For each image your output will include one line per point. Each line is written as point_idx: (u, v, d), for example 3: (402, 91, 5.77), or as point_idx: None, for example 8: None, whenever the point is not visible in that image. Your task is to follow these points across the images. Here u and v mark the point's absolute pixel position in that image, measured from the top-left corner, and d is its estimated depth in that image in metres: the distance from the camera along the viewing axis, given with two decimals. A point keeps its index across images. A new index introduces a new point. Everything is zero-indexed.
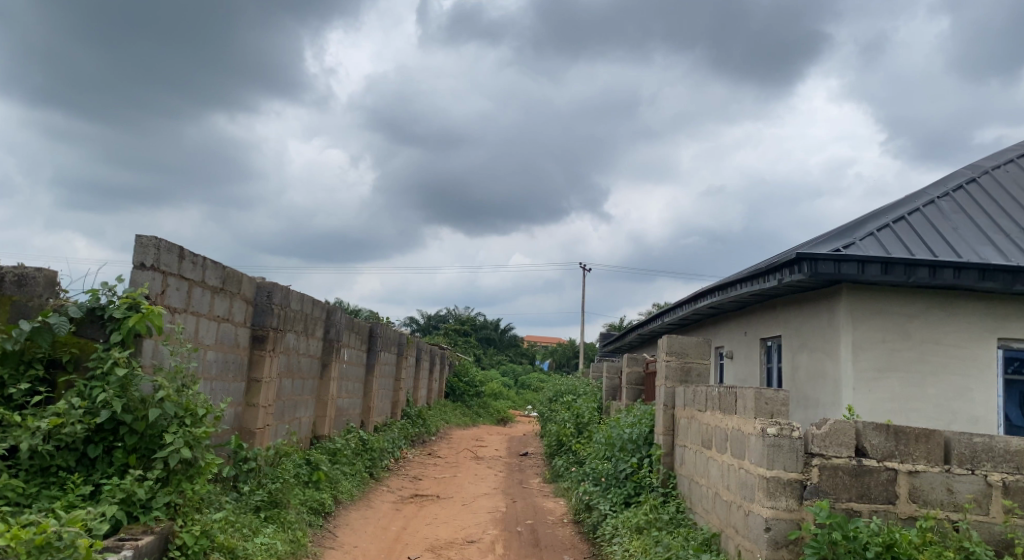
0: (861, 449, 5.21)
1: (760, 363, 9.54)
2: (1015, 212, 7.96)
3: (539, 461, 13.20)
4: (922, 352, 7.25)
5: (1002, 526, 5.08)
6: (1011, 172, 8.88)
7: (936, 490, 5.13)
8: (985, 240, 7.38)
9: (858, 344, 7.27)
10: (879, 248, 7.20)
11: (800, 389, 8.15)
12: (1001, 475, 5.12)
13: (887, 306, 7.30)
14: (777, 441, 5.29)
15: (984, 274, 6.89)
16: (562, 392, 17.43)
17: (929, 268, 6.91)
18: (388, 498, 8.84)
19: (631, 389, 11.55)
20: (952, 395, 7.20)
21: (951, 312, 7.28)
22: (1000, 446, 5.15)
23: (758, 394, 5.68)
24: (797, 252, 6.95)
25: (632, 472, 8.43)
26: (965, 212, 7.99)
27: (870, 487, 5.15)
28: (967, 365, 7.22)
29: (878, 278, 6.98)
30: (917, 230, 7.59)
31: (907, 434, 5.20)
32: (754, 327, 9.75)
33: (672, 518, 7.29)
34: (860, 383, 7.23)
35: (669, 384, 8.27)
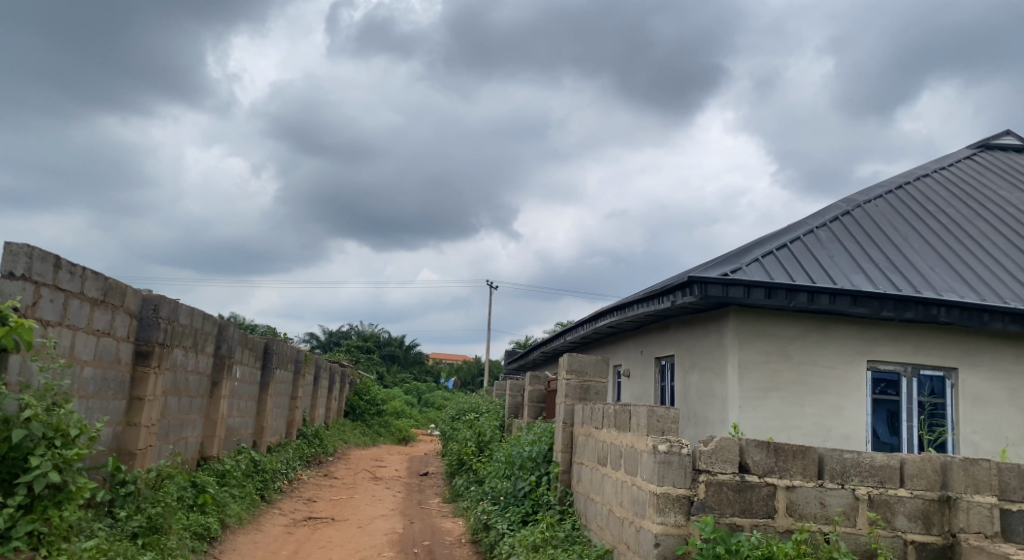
0: (744, 465, 5.41)
1: (655, 382, 9.80)
2: (884, 244, 8.49)
3: (439, 481, 13.09)
4: (802, 372, 7.60)
5: (867, 537, 5.36)
6: (881, 208, 9.47)
7: (810, 503, 5.38)
8: (858, 268, 7.84)
9: (743, 364, 7.56)
10: (763, 273, 7.54)
11: (691, 406, 8.42)
12: (867, 489, 5.41)
13: (770, 329, 7.64)
14: (667, 457, 5.43)
15: (855, 300, 7.32)
16: (464, 411, 17.38)
17: (808, 293, 7.29)
18: (280, 521, 8.60)
19: (532, 407, 11.64)
20: (828, 413, 7.58)
21: (827, 335, 7.67)
22: (868, 462, 5.44)
23: (650, 412, 5.83)
24: (688, 275, 7.22)
25: (530, 490, 8.48)
26: (840, 242, 8.46)
27: (751, 501, 5.36)
28: (840, 385, 7.62)
29: (762, 301, 7.31)
30: (798, 257, 7.99)
31: (785, 450, 5.43)
32: (650, 347, 10.00)
33: (567, 535, 7.37)
34: (746, 401, 7.53)
35: (568, 402, 8.37)
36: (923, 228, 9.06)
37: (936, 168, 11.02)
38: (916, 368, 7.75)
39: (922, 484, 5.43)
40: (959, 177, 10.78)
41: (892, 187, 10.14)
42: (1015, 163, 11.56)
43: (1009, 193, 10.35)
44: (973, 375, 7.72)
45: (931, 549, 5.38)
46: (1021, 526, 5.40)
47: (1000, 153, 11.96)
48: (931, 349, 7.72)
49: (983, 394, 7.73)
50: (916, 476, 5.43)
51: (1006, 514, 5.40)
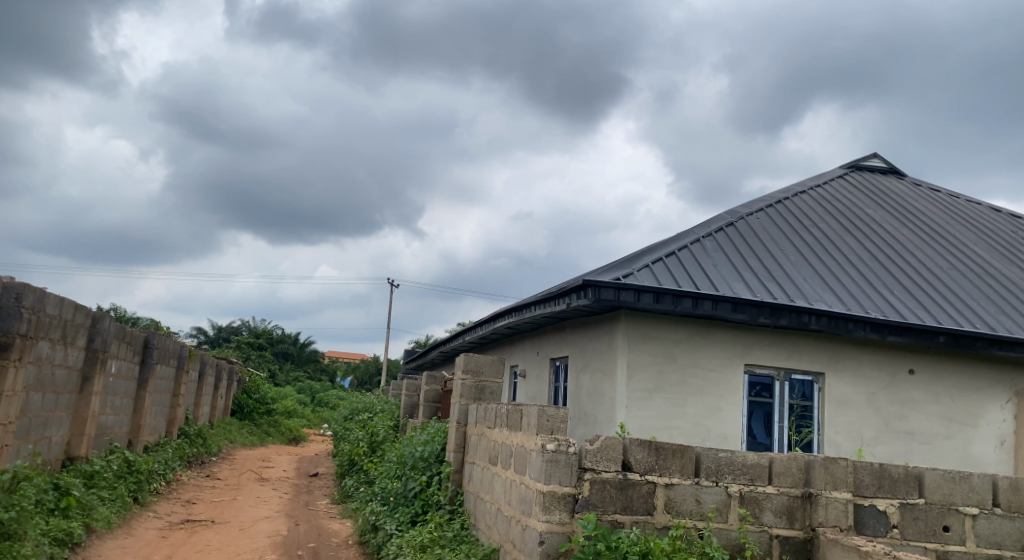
0: (627, 463, 5.51)
1: (549, 382, 9.87)
2: (764, 254, 8.85)
3: (329, 482, 12.81)
4: (686, 374, 7.82)
5: (737, 532, 5.55)
6: (762, 220, 9.88)
7: (686, 500, 5.53)
8: (739, 276, 8.14)
9: (632, 365, 7.72)
10: (653, 278, 7.73)
11: (581, 407, 8.54)
12: (738, 487, 5.60)
13: (658, 332, 7.83)
14: (555, 456, 5.44)
15: (736, 306, 7.61)
16: (357, 411, 17.09)
17: (693, 299, 7.52)
18: (154, 525, 8.23)
19: (427, 407, 11.53)
20: (708, 414, 7.82)
21: (709, 339, 7.93)
22: (740, 461, 5.63)
23: (540, 411, 5.84)
24: (582, 278, 7.32)
25: (420, 490, 8.38)
26: (724, 251, 8.77)
27: (632, 499, 5.46)
28: (720, 387, 7.89)
29: (651, 306, 7.48)
30: (685, 264, 8.23)
31: (666, 449, 5.55)
32: (545, 347, 10.08)
33: (455, 535, 7.33)
34: (633, 402, 7.69)
35: (462, 401, 8.31)
36: (799, 241, 9.50)
37: (812, 185, 11.59)
38: (788, 372, 8.11)
39: (788, 482, 5.68)
40: (832, 195, 11.38)
41: (773, 201, 10.59)
42: (882, 184, 12.30)
43: (875, 212, 10.99)
44: (838, 379, 8.12)
45: (793, 543, 5.62)
46: (872, 520, 5.72)
47: (869, 174, 12.70)
48: (802, 355, 8.09)
49: (846, 397, 8.13)
50: (782, 474, 5.67)
51: (860, 509, 5.70)
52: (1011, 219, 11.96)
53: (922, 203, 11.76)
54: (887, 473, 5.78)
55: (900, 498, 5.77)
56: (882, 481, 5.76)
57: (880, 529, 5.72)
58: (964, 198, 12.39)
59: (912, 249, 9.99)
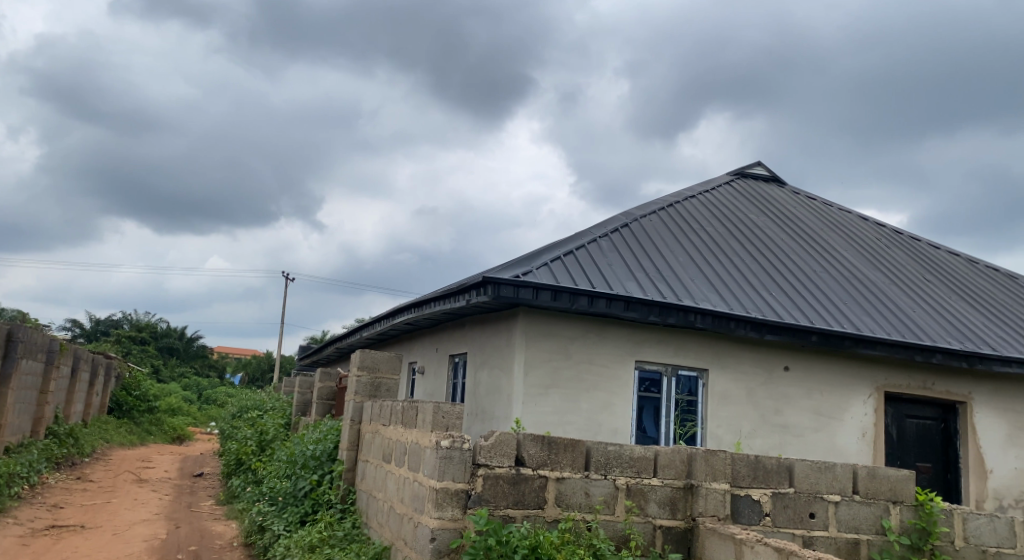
0: (520, 458, 5.53)
1: (447, 379, 9.80)
2: (656, 255, 9.09)
3: (214, 483, 12.35)
4: (580, 370, 7.95)
5: (623, 524, 5.67)
6: (655, 223, 10.15)
7: (576, 493, 5.60)
8: (632, 276, 8.33)
9: (528, 361, 7.78)
10: (550, 276, 7.81)
11: (478, 402, 8.54)
12: (625, 480, 5.73)
13: (554, 329, 7.92)
14: (449, 453, 5.40)
15: (628, 305, 7.78)
16: (246, 409, 16.55)
17: (588, 297, 7.64)
18: (15, 533, 7.72)
19: (321, 405, 11.26)
20: (600, 409, 7.97)
21: (603, 336, 8.08)
22: (628, 454, 5.76)
23: (436, 408, 5.71)
24: (481, 275, 7.34)
25: (311, 490, 8.17)
26: (619, 251, 8.95)
27: (524, 493, 5.49)
28: (612, 382, 8.05)
29: (548, 303, 7.55)
30: (582, 263, 8.35)
31: (557, 443, 5.61)
32: (444, 344, 10.02)
33: (347, 534, 7.18)
34: (528, 397, 7.75)
35: (357, 398, 8.14)
36: (689, 243, 9.80)
37: (701, 190, 11.99)
38: (676, 369, 8.35)
39: (671, 474, 5.85)
40: (719, 200, 11.81)
41: (665, 204, 10.90)
42: (765, 192, 12.85)
43: (759, 218, 11.48)
44: (721, 375, 8.43)
45: (675, 532, 5.79)
46: (747, 509, 5.95)
47: (754, 182, 13.25)
48: (689, 352, 8.35)
49: (727, 393, 8.43)
50: (667, 466, 5.84)
51: (737, 499, 5.93)
52: (878, 228, 12.72)
53: (800, 211, 12.36)
54: (761, 464, 6.03)
55: (772, 488, 6.04)
56: (757, 472, 6.01)
57: (754, 517, 5.96)
58: (837, 207, 13.10)
59: (791, 253, 10.47)
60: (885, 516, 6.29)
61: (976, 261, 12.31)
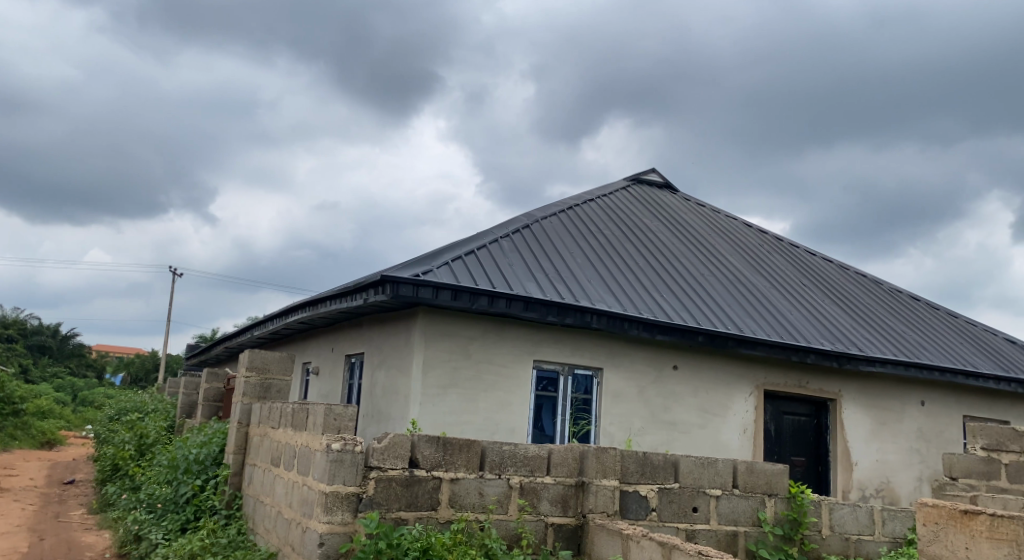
0: (414, 460, 5.44)
1: (343, 380, 9.55)
2: (554, 256, 9.14)
3: (87, 490, 11.64)
4: (479, 370, 7.90)
5: (515, 523, 5.66)
6: (554, 224, 10.23)
7: (470, 494, 5.55)
8: (532, 276, 8.35)
9: (426, 361, 7.68)
10: (451, 275, 7.73)
11: (374, 403, 8.37)
12: (519, 479, 5.72)
13: (453, 328, 7.85)
14: (340, 456, 5.19)
15: (527, 305, 7.79)
16: (126, 411, 15.71)
17: (488, 297, 7.61)
18: None
19: (207, 407, 10.79)
20: (497, 409, 7.94)
21: (502, 336, 8.06)
22: (522, 453, 5.76)
23: (326, 410, 5.49)
24: (380, 274, 7.20)
25: (193, 496, 7.79)
26: (520, 251, 8.96)
27: (417, 496, 5.40)
28: (509, 382, 8.04)
29: (448, 303, 7.48)
30: (483, 263, 8.30)
31: (453, 444, 5.55)
32: (340, 344, 9.77)
33: (230, 541, 6.87)
34: (425, 398, 7.64)
35: (245, 400, 7.83)
36: (586, 245, 9.92)
37: (599, 194, 12.17)
38: (572, 368, 8.42)
39: (563, 472, 5.88)
40: (616, 205, 12.01)
41: (564, 207, 11.00)
42: (658, 197, 13.16)
43: (653, 222, 11.75)
44: (615, 374, 8.56)
45: (566, 529, 5.82)
46: (635, 505, 6.04)
47: (648, 188, 13.55)
48: (585, 351, 8.43)
49: (620, 391, 8.56)
50: (559, 464, 5.87)
51: (626, 494, 6.01)
52: (761, 235, 13.24)
53: (691, 217, 12.72)
54: (649, 460, 6.13)
55: (658, 483, 6.16)
56: (645, 468, 6.11)
57: (641, 512, 6.06)
58: (725, 214, 13.56)
59: (682, 257, 10.75)
60: (760, 508, 6.51)
61: (848, 267, 12.98)
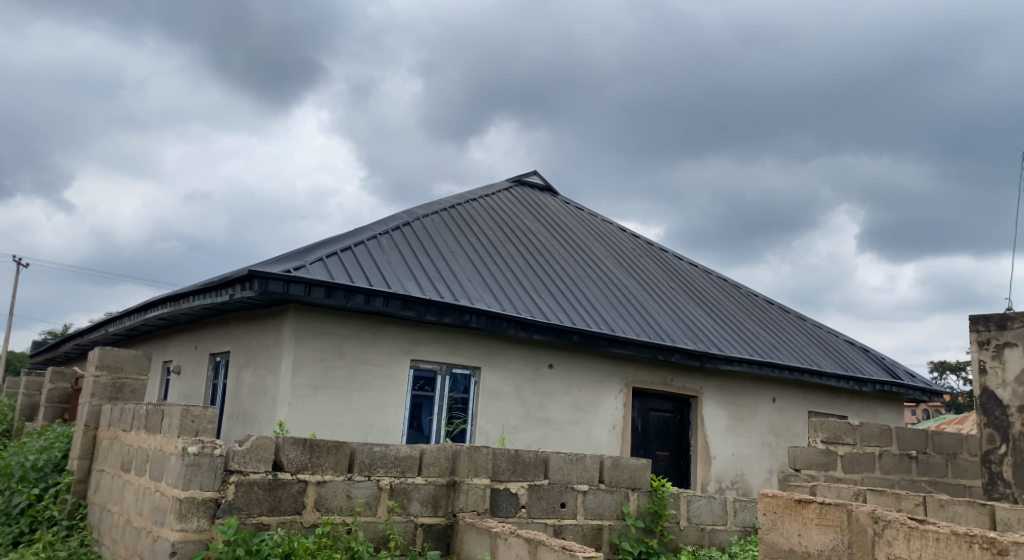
0: (278, 463, 5.33)
1: (206, 380, 9.21)
2: (433, 254, 9.15)
3: None
4: (353, 370, 7.82)
5: (383, 524, 5.64)
6: (434, 222, 10.23)
7: (337, 496, 5.50)
8: (410, 274, 8.33)
9: (296, 361, 7.52)
10: (325, 271, 7.61)
11: (240, 404, 8.13)
12: (389, 480, 5.71)
13: (326, 326, 7.75)
14: (197, 460, 5.03)
15: (405, 304, 7.78)
16: None
17: (364, 295, 7.54)
18: None
19: (50, 409, 10.14)
20: (371, 409, 7.89)
21: (377, 335, 8.01)
22: (393, 454, 5.75)
23: (184, 411, 5.30)
24: (248, 269, 7.01)
25: (28, 506, 7.22)
26: (399, 248, 8.92)
27: (280, 500, 5.30)
28: (384, 383, 7.99)
29: (321, 300, 7.37)
30: (360, 260, 8.22)
31: (320, 446, 5.48)
32: (204, 342, 9.42)
33: (71, 554, 6.48)
34: (295, 398, 7.48)
35: (93, 402, 7.43)
36: (465, 244, 9.97)
37: (480, 193, 12.25)
38: (449, 367, 8.46)
39: (435, 472, 5.92)
40: (496, 204, 12.13)
41: (445, 205, 11.03)
42: (538, 199, 13.39)
43: (532, 223, 11.95)
44: (491, 372, 8.65)
45: (435, 529, 5.85)
46: (505, 502, 6.14)
47: (529, 189, 13.76)
48: (462, 350, 8.48)
49: (496, 389, 8.66)
50: (431, 464, 5.90)
51: (496, 492, 6.10)
52: (634, 239, 13.71)
53: (569, 220, 13.01)
54: (520, 457, 6.25)
55: (529, 480, 6.28)
56: (516, 466, 6.22)
57: (511, 509, 6.17)
58: (601, 218, 13.96)
59: (558, 258, 10.98)
60: (624, 502, 6.76)
61: (712, 272, 13.64)
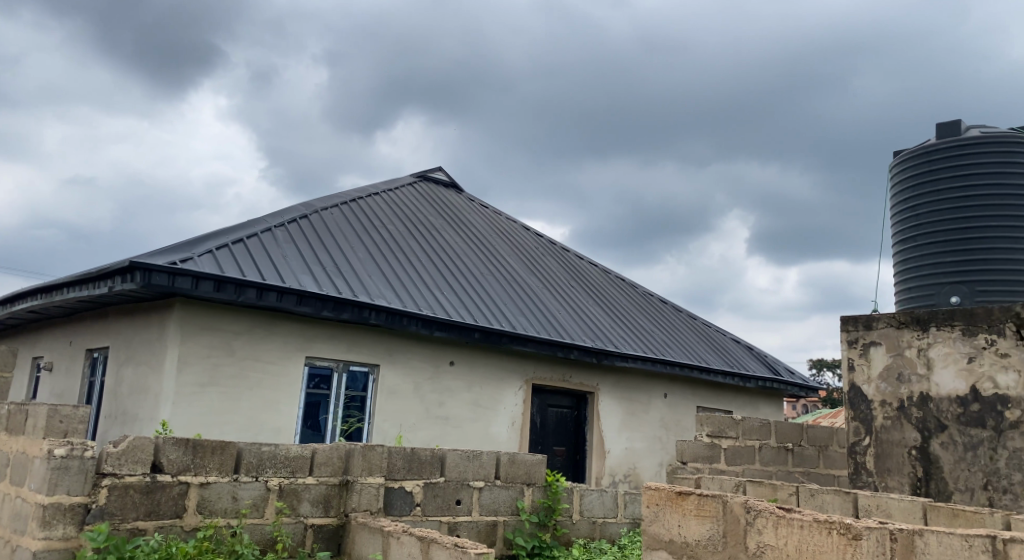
0: (156, 465, 5.12)
1: (81, 377, 8.75)
2: (331, 248, 8.96)
3: None
4: (243, 367, 7.59)
5: (271, 526, 5.49)
6: (333, 216, 10.03)
7: (221, 498, 5.32)
8: (306, 269, 8.14)
9: (182, 358, 7.24)
10: (215, 264, 7.35)
11: (119, 403, 7.76)
12: (278, 480, 5.57)
13: (215, 322, 7.49)
14: (64, 463, 4.76)
15: (300, 299, 7.60)
16: None
17: (256, 289, 7.32)
18: None
19: None
20: (263, 408, 7.68)
21: (269, 331, 7.79)
22: (282, 453, 5.61)
23: (51, 411, 5.01)
24: (129, 260, 6.69)
25: None
26: (294, 242, 8.70)
27: (159, 503, 5.08)
28: (277, 381, 7.78)
29: (209, 294, 7.11)
30: (252, 253, 7.98)
31: (203, 447, 5.29)
32: (80, 337, 8.94)
33: None
34: (180, 397, 7.20)
35: None
36: (365, 238, 9.82)
37: (383, 188, 12.09)
38: (346, 364, 8.32)
39: (327, 471, 5.80)
40: (399, 200, 11.99)
41: (345, 199, 10.84)
42: (442, 195, 13.33)
43: (435, 219, 11.89)
44: (390, 370, 8.54)
45: (326, 530, 5.74)
46: (399, 501, 6.08)
47: (433, 185, 13.68)
48: (359, 347, 8.35)
49: (395, 387, 8.56)
50: (323, 464, 5.78)
51: (390, 491, 6.03)
52: (537, 238, 13.83)
53: (472, 217, 13.00)
54: (416, 455, 6.20)
55: (424, 478, 6.24)
56: (411, 464, 6.17)
57: (405, 508, 6.11)
58: (504, 216, 14.01)
59: (460, 255, 10.96)
60: (519, 497, 6.80)
61: (612, 272, 13.91)
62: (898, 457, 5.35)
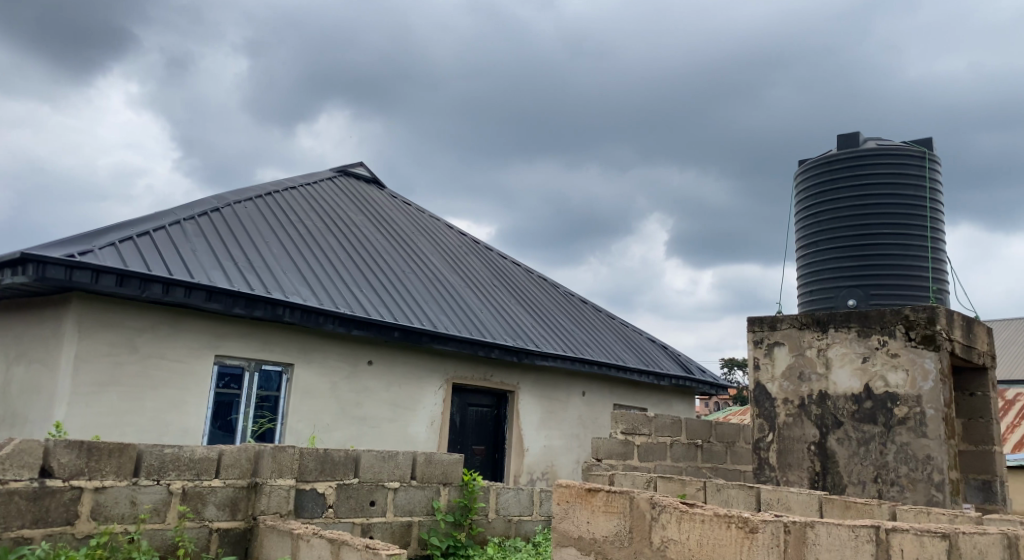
0: (46, 469, 4.84)
1: None
2: (244, 243, 8.69)
3: None
4: (148, 366, 7.28)
5: (172, 531, 5.27)
6: (248, 209, 9.74)
7: (118, 503, 5.07)
8: (217, 264, 7.87)
9: (79, 356, 6.89)
10: (117, 258, 7.03)
11: (10, 404, 7.34)
12: (181, 483, 5.35)
13: (117, 319, 7.16)
14: None
15: (209, 296, 7.33)
16: None
17: (162, 285, 7.03)
18: None
19: None
20: (168, 408, 7.38)
21: (176, 328, 7.50)
22: (186, 456, 5.39)
23: None
24: (22, 252, 6.33)
25: None
26: (204, 236, 8.40)
27: (48, 509, 4.81)
28: (184, 380, 7.50)
29: (111, 289, 6.79)
30: (159, 246, 7.66)
31: (98, 449, 5.03)
32: None
33: None
34: (76, 398, 6.85)
35: None
36: (280, 233, 9.56)
37: (301, 182, 11.81)
38: (259, 363, 8.08)
39: (235, 473, 5.61)
40: (318, 194, 11.74)
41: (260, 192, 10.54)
42: (362, 190, 13.11)
43: (355, 215, 11.69)
44: (305, 369, 8.33)
45: (233, 534, 5.55)
46: (310, 503, 5.93)
47: (354, 180, 13.44)
48: (271, 345, 8.12)
49: (310, 387, 8.36)
50: (230, 466, 5.58)
51: (301, 494, 5.87)
52: (460, 236, 13.75)
53: (394, 213, 12.82)
54: (329, 456, 6.07)
55: (337, 480, 6.10)
56: (324, 465, 6.03)
57: (317, 510, 5.96)
58: (427, 214, 13.89)
59: (380, 252, 10.80)
60: (435, 497, 6.72)
61: (534, 271, 13.94)
62: (799, 453, 5.49)
